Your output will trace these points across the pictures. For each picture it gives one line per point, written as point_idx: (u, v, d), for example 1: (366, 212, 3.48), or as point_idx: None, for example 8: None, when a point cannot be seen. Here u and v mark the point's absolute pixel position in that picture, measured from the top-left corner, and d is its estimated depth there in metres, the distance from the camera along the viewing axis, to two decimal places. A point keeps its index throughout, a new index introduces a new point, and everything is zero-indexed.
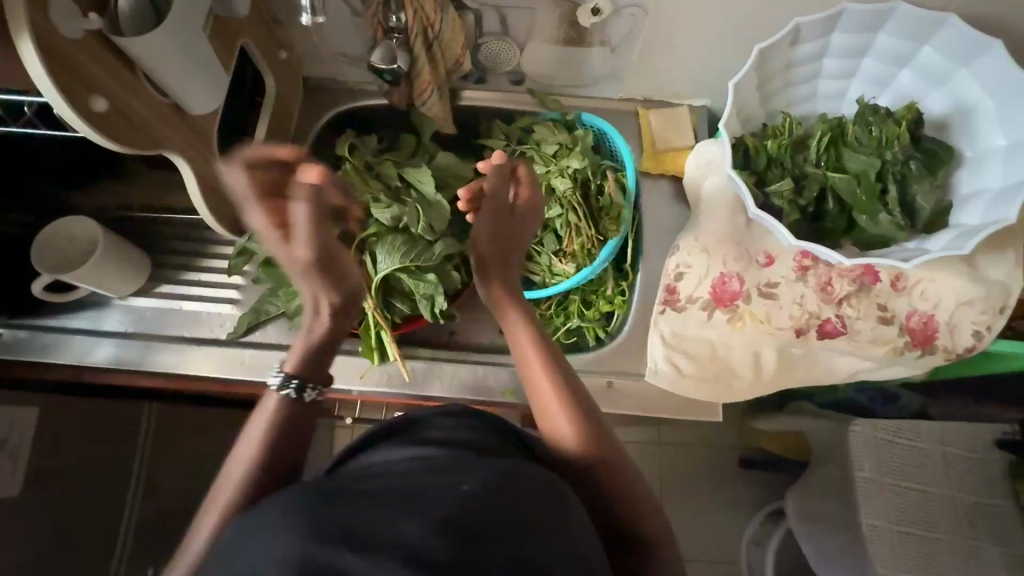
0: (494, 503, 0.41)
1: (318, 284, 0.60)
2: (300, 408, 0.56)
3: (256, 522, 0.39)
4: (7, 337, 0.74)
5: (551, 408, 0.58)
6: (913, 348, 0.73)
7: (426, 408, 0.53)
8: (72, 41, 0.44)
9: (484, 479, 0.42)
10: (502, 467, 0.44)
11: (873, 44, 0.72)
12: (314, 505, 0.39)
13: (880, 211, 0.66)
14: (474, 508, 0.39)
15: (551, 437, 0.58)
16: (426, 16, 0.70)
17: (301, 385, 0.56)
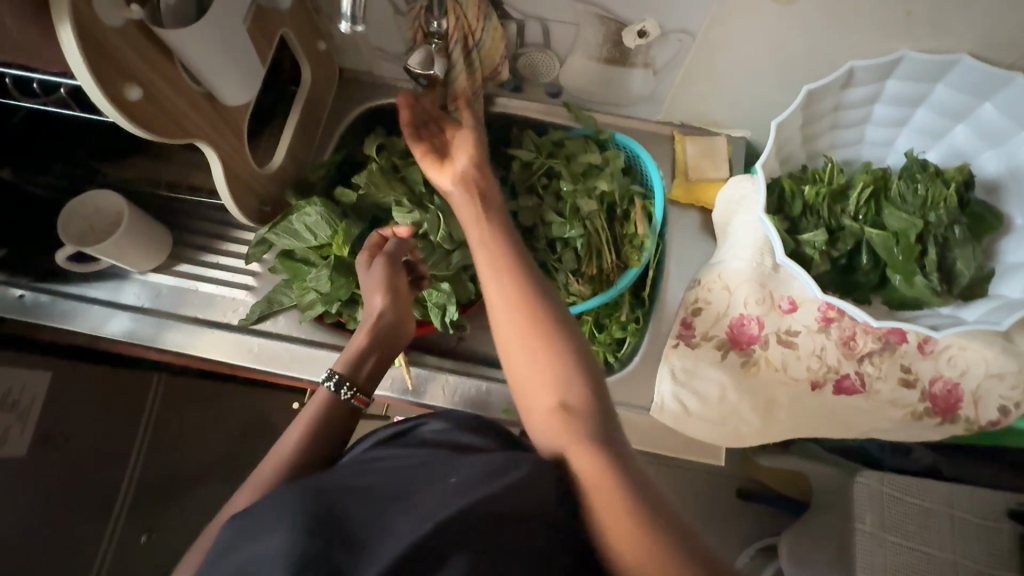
0: (484, 494, 0.40)
1: (375, 290, 0.64)
2: (336, 412, 0.57)
3: (257, 513, 0.40)
4: (31, 299, 0.76)
5: (525, 354, 0.50)
6: (932, 415, 0.70)
7: (430, 415, 0.53)
8: (113, 29, 0.44)
9: (476, 472, 0.42)
10: (494, 460, 0.43)
11: (929, 95, 0.69)
12: (314, 498, 0.41)
13: (917, 273, 0.63)
14: (466, 498, 0.40)
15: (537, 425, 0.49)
16: (468, 24, 0.68)
17: (339, 383, 0.58)
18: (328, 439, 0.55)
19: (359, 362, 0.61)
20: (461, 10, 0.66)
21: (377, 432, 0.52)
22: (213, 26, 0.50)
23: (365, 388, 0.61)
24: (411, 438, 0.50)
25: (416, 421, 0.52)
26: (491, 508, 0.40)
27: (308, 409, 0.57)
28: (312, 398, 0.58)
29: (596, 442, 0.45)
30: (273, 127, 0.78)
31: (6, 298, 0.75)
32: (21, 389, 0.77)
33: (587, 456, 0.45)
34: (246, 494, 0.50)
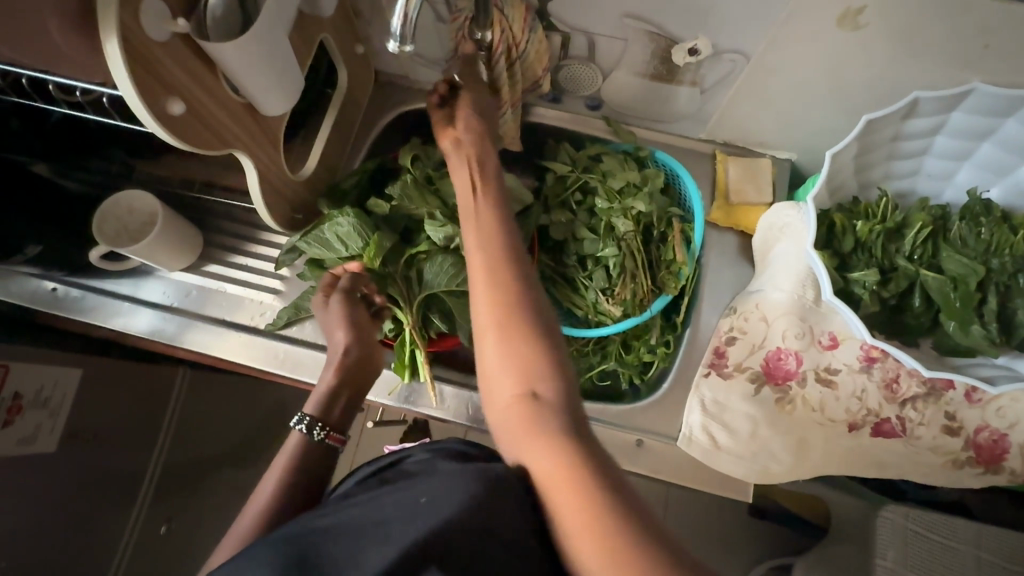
0: (447, 509, 0.36)
1: (335, 327, 0.66)
2: (312, 453, 0.60)
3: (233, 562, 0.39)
4: (62, 292, 0.78)
5: (502, 345, 0.48)
6: (975, 464, 0.67)
7: (417, 447, 0.51)
8: (157, 43, 0.43)
9: (442, 487, 0.39)
10: (464, 471, 0.39)
11: (998, 129, 0.65)
12: (285, 543, 0.39)
13: (974, 321, 0.60)
14: (429, 517, 0.36)
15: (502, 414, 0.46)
16: (513, 35, 0.66)
17: (312, 425, 0.60)
18: (304, 481, 0.57)
19: (330, 401, 0.63)
20: (507, 21, 0.64)
21: (362, 469, 0.51)
22: (258, 39, 0.48)
23: (339, 426, 0.63)
24: (397, 471, 0.48)
25: (400, 455, 0.51)
26: (453, 520, 0.36)
27: (281, 454, 0.59)
28: (285, 443, 0.60)
29: (566, 433, 0.42)
30: (307, 131, 0.76)
31: (40, 291, 0.77)
32: (53, 386, 0.78)
33: (556, 450, 0.40)
34: (227, 548, 0.51)
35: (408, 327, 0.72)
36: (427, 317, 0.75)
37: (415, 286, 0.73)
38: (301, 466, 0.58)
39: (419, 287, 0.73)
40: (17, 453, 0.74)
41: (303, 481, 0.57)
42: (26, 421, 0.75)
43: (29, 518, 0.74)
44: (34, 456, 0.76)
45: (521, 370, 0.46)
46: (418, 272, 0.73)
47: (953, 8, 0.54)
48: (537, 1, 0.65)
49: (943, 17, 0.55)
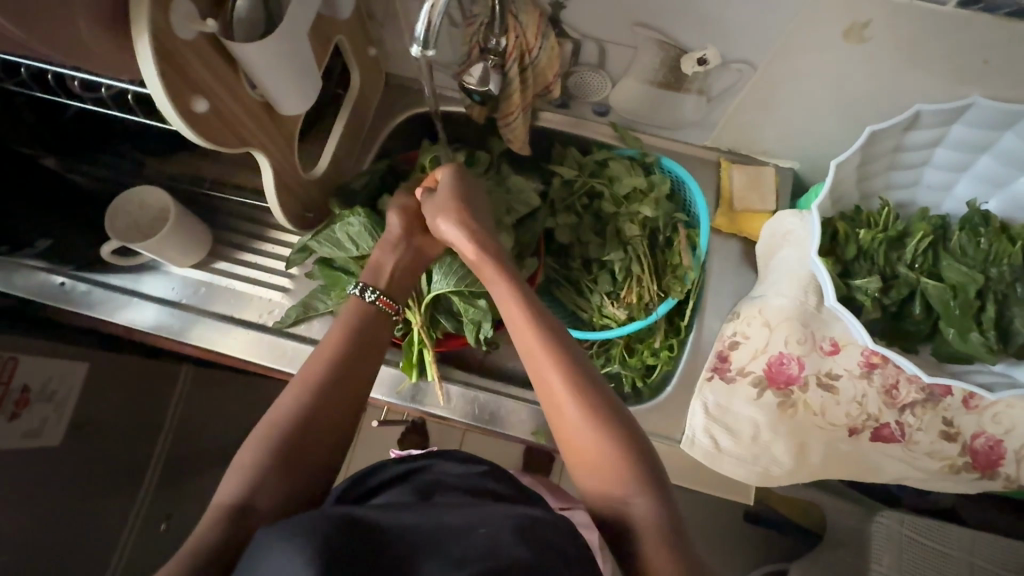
0: (516, 549, 0.38)
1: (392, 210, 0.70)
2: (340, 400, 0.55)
3: (282, 528, 0.37)
4: (69, 286, 0.77)
5: (567, 422, 0.52)
6: (971, 470, 0.69)
7: (441, 455, 0.50)
8: (185, 42, 0.44)
9: (510, 520, 0.40)
10: (529, 512, 0.41)
11: (996, 143, 0.67)
12: (339, 525, 0.37)
13: (971, 329, 0.62)
14: (500, 551, 0.38)
15: (567, 440, 0.52)
16: (525, 42, 0.67)
17: (364, 288, 0.64)
18: (348, 377, 0.56)
19: (378, 268, 0.66)
20: (521, 28, 0.66)
21: (389, 466, 0.50)
22: (282, 42, 0.49)
23: (365, 370, 0.58)
24: (431, 482, 0.47)
25: (425, 462, 0.50)
26: (520, 560, 0.37)
27: (325, 347, 0.58)
28: (327, 339, 0.59)
29: (620, 474, 0.50)
30: (319, 130, 0.77)
31: (49, 284, 0.77)
32: (60, 380, 0.79)
33: (623, 507, 0.49)
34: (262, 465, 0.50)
35: (417, 327, 0.73)
36: (435, 318, 0.75)
37: (424, 287, 0.73)
38: (343, 367, 0.57)
39: (428, 288, 0.73)
40: (25, 446, 0.74)
41: (345, 375, 0.56)
42: (32, 415, 0.75)
43: (36, 511, 0.74)
44: (40, 449, 0.76)
45: (581, 446, 0.51)
46: (427, 272, 0.74)
47: (955, 25, 0.55)
48: (551, 9, 0.67)
49: (946, 33, 0.57)
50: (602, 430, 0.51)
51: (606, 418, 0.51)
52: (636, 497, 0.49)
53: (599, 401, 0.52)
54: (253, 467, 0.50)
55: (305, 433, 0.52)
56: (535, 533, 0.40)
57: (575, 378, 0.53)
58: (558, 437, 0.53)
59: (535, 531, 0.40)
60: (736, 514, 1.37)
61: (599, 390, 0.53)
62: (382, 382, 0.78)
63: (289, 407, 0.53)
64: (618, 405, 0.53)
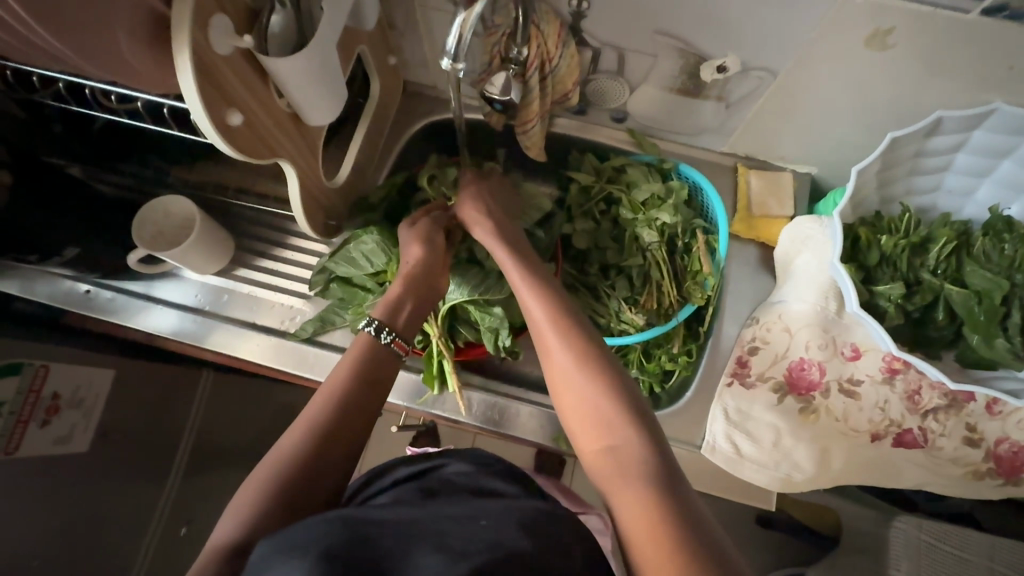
0: (517, 539, 0.38)
1: (412, 240, 0.70)
2: (336, 438, 0.53)
3: (287, 534, 0.38)
4: (94, 294, 0.79)
5: (559, 370, 0.55)
6: (994, 476, 0.69)
7: (456, 455, 0.52)
8: (221, 57, 0.45)
9: (512, 514, 0.41)
10: (528, 504, 0.42)
11: (1019, 148, 0.67)
12: (341, 527, 0.39)
13: (998, 335, 0.62)
14: (501, 541, 0.38)
15: (569, 406, 0.54)
16: (546, 50, 0.68)
17: (379, 329, 0.62)
18: (354, 412, 0.55)
19: (396, 307, 0.65)
20: (542, 37, 0.67)
21: (398, 468, 0.52)
22: (314, 55, 0.50)
23: (362, 407, 0.56)
24: (438, 484, 0.48)
25: (434, 462, 0.51)
26: (523, 550, 0.38)
27: (329, 383, 0.57)
28: (333, 376, 0.57)
29: (617, 440, 0.49)
30: (340, 138, 0.78)
31: (74, 292, 0.78)
32: (88, 386, 0.80)
33: (612, 448, 0.49)
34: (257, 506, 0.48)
35: (434, 338, 0.74)
36: (453, 327, 0.77)
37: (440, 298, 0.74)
38: (348, 402, 0.55)
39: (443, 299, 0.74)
40: (54, 452, 0.76)
41: (351, 410, 0.55)
42: (62, 421, 0.77)
43: (64, 517, 0.76)
44: (69, 455, 0.78)
45: (572, 391, 0.54)
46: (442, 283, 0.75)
47: (980, 32, 0.55)
48: (572, 18, 0.67)
49: (969, 41, 0.57)
50: (591, 373, 0.53)
51: (596, 363, 0.54)
52: (625, 433, 0.49)
53: (598, 366, 0.54)
54: (249, 508, 0.48)
55: (310, 471, 0.50)
56: (535, 527, 0.40)
57: (566, 327, 0.56)
58: (552, 390, 0.56)
59: (537, 523, 0.40)
60: (751, 517, 1.36)
61: (590, 340, 0.56)
62: (403, 388, 0.78)
63: (285, 444, 0.52)
64: (608, 354, 0.55)
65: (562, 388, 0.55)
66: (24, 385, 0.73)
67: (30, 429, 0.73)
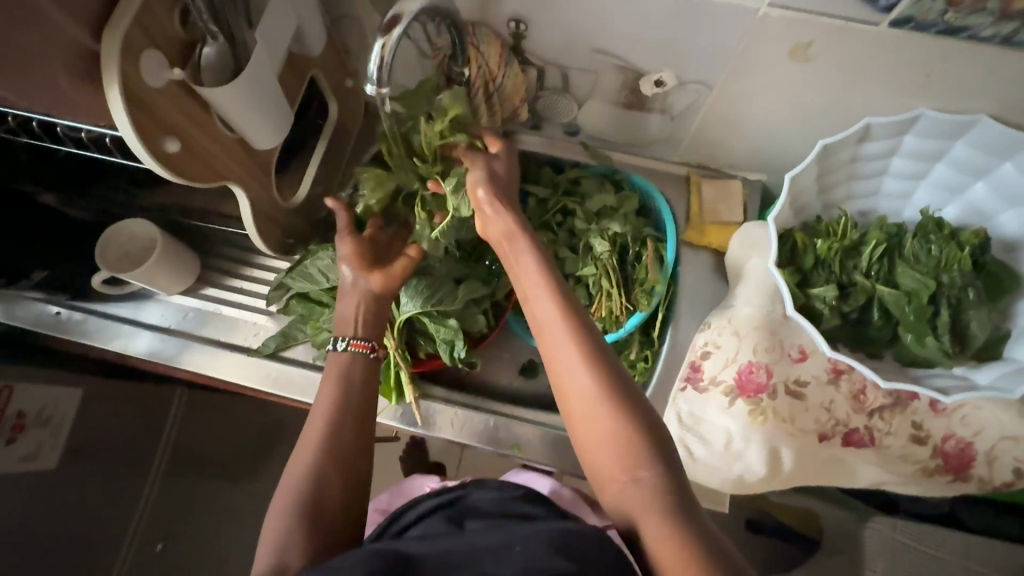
0: (548, 561, 0.40)
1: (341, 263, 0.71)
2: (342, 451, 0.57)
3: (331, 565, 0.41)
4: (65, 316, 0.81)
5: (586, 395, 0.52)
6: (944, 473, 0.70)
7: (474, 485, 0.53)
8: (155, 88, 0.47)
9: (539, 535, 0.42)
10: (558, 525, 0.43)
11: (948, 151, 0.69)
12: (378, 557, 0.41)
13: (928, 334, 0.64)
14: (532, 567, 0.40)
15: (594, 439, 0.52)
16: (489, 70, 0.70)
17: (335, 340, 0.66)
18: (348, 431, 0.58)
19: (347, 321, 0.68)
20: (483, 57, 0.69)
21: (423, 502, 0.52)
22: (249, 84, 0.52)
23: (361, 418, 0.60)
24: (465, 513, 0.49)
25: (459, 491, 0.52)
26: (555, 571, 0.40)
27: (319, 411, 0.60)
28: (319, 403, 0.60)
29: (643, 479, 0.49)
30: (299, 159, 0.80)
31: (45, 314, 0.80)
32: (54, 406, 0.82)
33: (636, 488, 0.49)
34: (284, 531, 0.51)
35: (392, 351, 0.75)
36: (412, 339, 0.79)
37: (394, 311, 0.75)
38: (340, 423, 0.58)
39: (398, 311, 0.75)
40: (20, 470, 0.76)
41: (350, 428, 0.59)
42: (28, 439, 0.78)
43: (33, 536, 0.77)
44: (34, 474, 0.78)
45: (597, 420, 0.52)
46: (395, 296, 0.75)
47: (892, 42, 0.58)
48: (511, 39, 0.70)
49: (884, 51, 0.59)
50: (619, 404, 0.51)
51: (625, 395, 0.52)
52: (654, 467, 0.49)
53: (630, 402, 0.52)
54: (274, 537, 0.50)
55: (315, 492, 0.53)
56: (562, 539, 0.42)
57: (596, 354, 0.54)
58: (572, 418, 0.54)
59: (564, 541, 0.42)
60: (734, 522, 1.36)
61: (618, 370, 0.53)
62: None
63: (294, 476, 0.55)
64: (633, 385, 0.53)
65: (585, 420, 0.52)
66: None
67: None
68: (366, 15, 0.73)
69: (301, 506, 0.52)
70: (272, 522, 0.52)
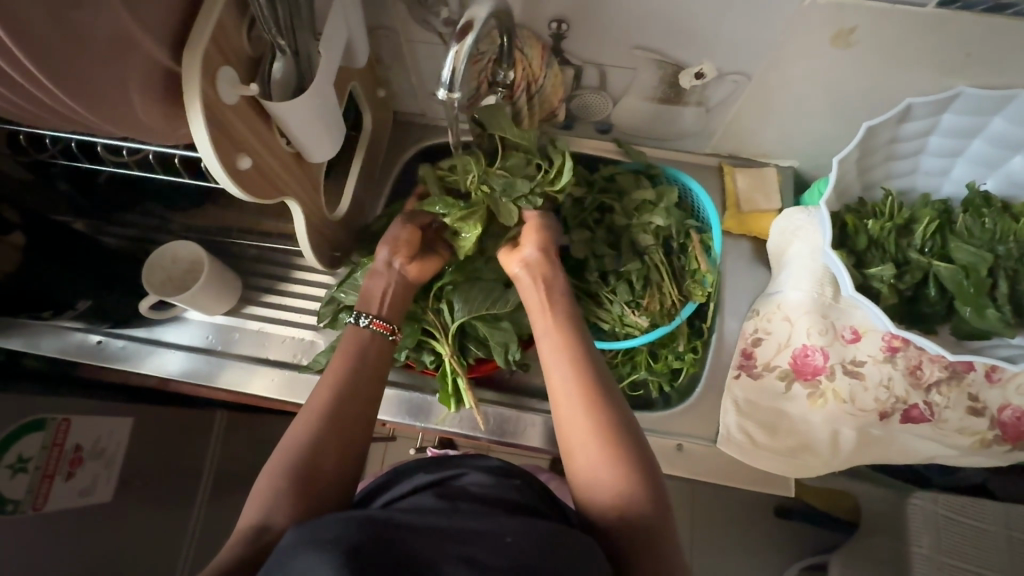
0: (542, 560, 0.40)
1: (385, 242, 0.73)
2: (344, 425, 0.57)
3: (313, 525, 0.40)
4: (105, 343, 0.79)
5: (576, 430, 0.55)
6: (1002, 443, 0.71)
7: (469, 462, 0.51)
8: (229, 106, 0.47)
9: (532, 533, 0.41)
10: (550, 525, 0.42)
11: (986, 127, 0.71)
12: (365, 528, 0.40)
13: (988, 305, 0.66)
14: (522, 563, 0.39)
15: (587, 478, 0.53)
16: (532, 72, 0.71)
17: (359, 315, 0.66)
18: (353, 410, 0.58)
19: (370, 298, 0.69)
20: (527, 60, 0.69)
21: (415, 475, 0.51)
22: (315, 97, 0.52)
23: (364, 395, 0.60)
24: (457, 490, 0.48)
25: (455, 471, 0.50)
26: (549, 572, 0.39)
27: (326, 385, 0.59)
28: (327, 376, 0.60)
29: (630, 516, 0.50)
30: (338, 171, 0.80)
31: (85, 343, 0.78)
32: (109, 437, 0.81)
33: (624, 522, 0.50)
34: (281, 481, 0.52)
35: (448, 358, 0.74)
36: (464, 344, 0.78)
37: (447, 317, 0.74)
38: (347, 401, 0.58)
39: (450, 318, 0.75)
40: (79, 504, 0.77)
41: (354, 406, 0.58)
42: (85, 473, 0.78)
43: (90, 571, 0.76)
44: (94, 506, 0.78)
45: (590, 461, 0.53)
46: (447, 303, 0.75)
47: (936, 23, 0.59)
48: (551, 40, 0.70)
49: (927, 33, 0.60)
50: (610, 445, 0.53)
51: (618, 437, 0.54)
52: (634, 508, 0.51)
53: (625, 443, 0.53)
54: (269, 492, 0.51)
55: (315, 459, 0.54)
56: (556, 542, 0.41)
57: (594, 393, 0.56)
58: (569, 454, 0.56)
59: (555, 547, 0.41)
60: (768, 509, 1.36)
61: (616, 414, 0.55)
62: (421, 411, 0.79)
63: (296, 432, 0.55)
64: (634, 427, 0.55)
65: (581, 457, 0.54)
66: (46, 440, 0.74)
67: (55, 483, 0.75)
68: (404, 25, 0.70)
69: (299, 467, 0.53)
70: (270, 476, 0.52)
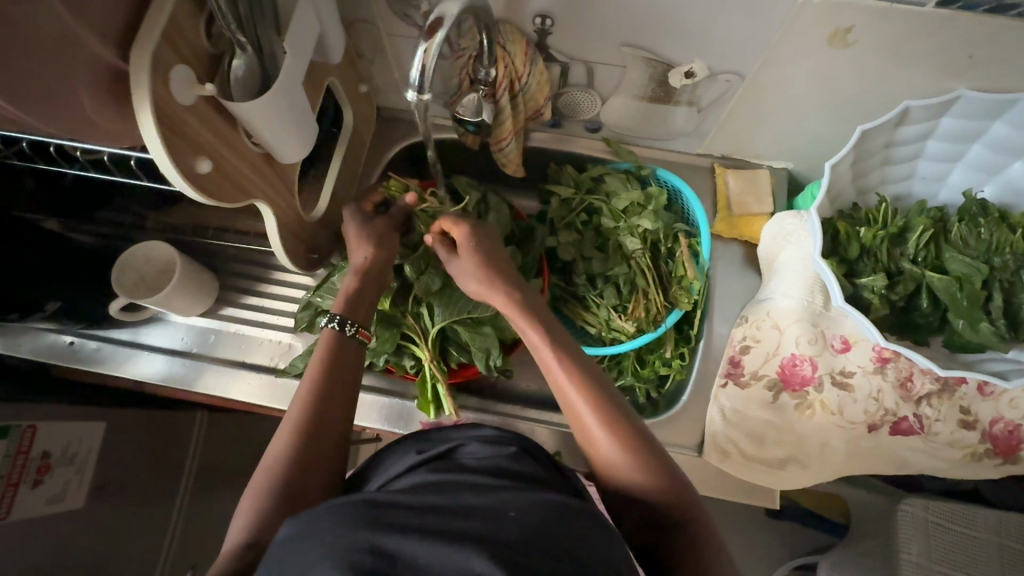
0: (545, 539, 0.36)
1: (363, 239, 0.68)
2: (323, 434, 0.55)
3: (305, 524, 0.38)
4: (79, 346, 0.78)
5: (578, 408, 0.54)
6: (993, 456, 0.69)
7: (465, 434, 0.48)
8: (184, 106, 0.44)
9: (529, 504, 0.38)
10: (552, 498, 0.39)
11: (986, 132, 0.69)
12: (357, 516, 0.37)
13: (981, 318, 0.65)
14: (525, 535, 0.36)
15: (598, 451, 0.53)
16: (515, 69, 0.68)
17: (344, 322, 0.62)
18: (334, 406, 0.57)
19: (356, 301, 0.64)
20: (509, 57, 0.67)
21: (410, 454, 0.48)
22: (279, 97, 0.50)
23: (339, 395, 0.58)
24: (455, 464, 0.44)
25: (451, 443, 0.47)
26: (553, 549, 0.35)
27: (309, 373, 0.59)
28: (305, 375, 0.59)
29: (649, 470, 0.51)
30: (317, 171, 0.77)
31: (58, 345, 0.78)
32: (80, 442, 0.79)
33: (643, 482, 0.51)
34: (261, 502, 0.50)
35: (427, 363, 0.72)
36: (445, 350, 0.75)
37: (427, 322, 0.72)
38: (327, 399, 0.57)
39: (430, 322, 0.72)
40: (49, 511, 0.75)
41: (329, 412, 0.56)
42: (54, 479, 0.76)
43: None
44: (66, 513, 0.77)
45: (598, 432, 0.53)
46: (428, 307, 0.73)
47: (935, 24, 0.56)
48: (537, 36, 0.67)
49: (927, 32, 0.57)
50: (609, 412, 0.53)
51: (622, 431, 0.52)
52: (633, 463, 0.51)
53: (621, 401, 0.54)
54: (250, 512, 0.50)
55: (297, 474, 0.52)
56: (558, 519, 0.37)
57: (590, 387, 0.54)
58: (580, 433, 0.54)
59: (560, 522, 0.37)
60: (758, 510, 1.35)
61: (601, 383, 0.55)
62: (403, 417, 0.78)
63: (274, 449, 0.53)
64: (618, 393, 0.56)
65: (588, 434, 0.53)
66: (11, 448, 0.71)
67: (21, 491, 0.72)
68: (383, 18, 0.67)
69: (277, 487, 0.51)
70: (249, 499, 0.51)
